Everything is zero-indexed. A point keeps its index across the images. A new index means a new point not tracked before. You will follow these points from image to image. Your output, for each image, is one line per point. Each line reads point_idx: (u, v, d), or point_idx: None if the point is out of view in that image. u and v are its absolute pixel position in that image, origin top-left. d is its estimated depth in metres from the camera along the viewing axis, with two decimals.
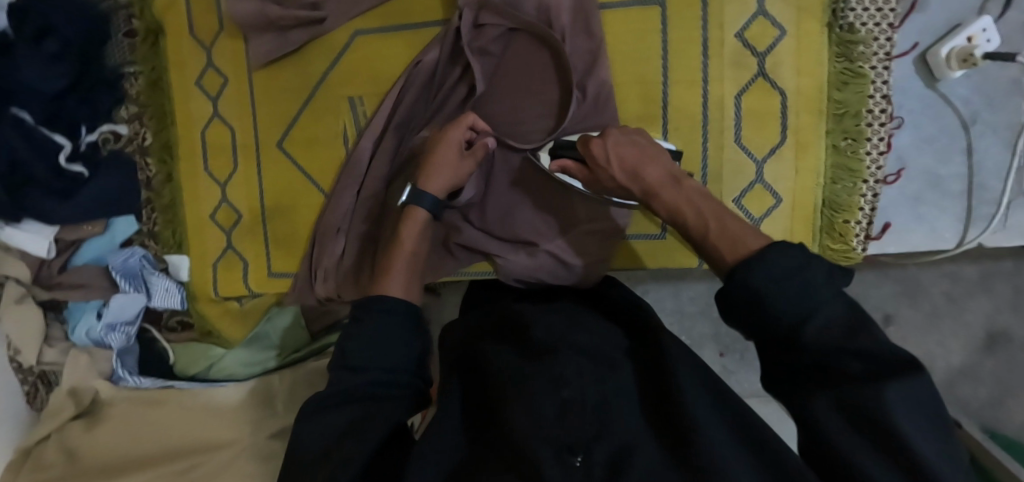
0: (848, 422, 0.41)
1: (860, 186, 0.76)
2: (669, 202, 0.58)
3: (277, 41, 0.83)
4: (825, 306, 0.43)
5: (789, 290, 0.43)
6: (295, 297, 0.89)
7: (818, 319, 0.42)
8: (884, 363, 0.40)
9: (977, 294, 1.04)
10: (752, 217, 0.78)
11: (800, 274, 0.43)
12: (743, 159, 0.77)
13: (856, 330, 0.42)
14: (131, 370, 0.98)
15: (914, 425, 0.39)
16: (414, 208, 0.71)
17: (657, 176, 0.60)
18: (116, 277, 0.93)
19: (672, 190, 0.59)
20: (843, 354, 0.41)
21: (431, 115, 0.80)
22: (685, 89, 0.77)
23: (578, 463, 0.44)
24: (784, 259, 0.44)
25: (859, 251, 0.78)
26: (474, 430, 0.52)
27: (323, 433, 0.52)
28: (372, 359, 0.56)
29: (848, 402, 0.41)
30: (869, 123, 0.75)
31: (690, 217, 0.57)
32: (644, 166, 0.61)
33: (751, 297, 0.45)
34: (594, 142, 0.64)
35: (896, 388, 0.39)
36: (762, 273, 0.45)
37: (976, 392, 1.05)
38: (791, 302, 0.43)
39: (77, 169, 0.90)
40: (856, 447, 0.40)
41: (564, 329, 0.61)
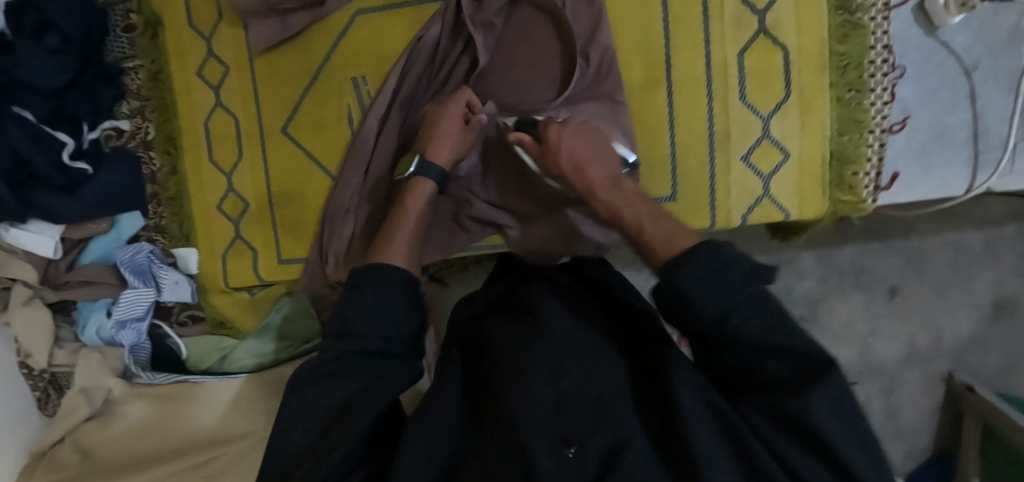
0: (772, 419, 0.48)
1: (866, 136, 0.77)
2: (609, 202, 0.64)
3: (277, 27, 0.83)
4: (742, 304, 0.50)
5: (710, 289, 0.50)
6: (307, 282, 0.89)
7: (741, 319, 0.50)
8: (805, 365, 0.47)
9: (982, 261, 1.22)
10: (761, 174, 0.78)
11: (725, 273, 0.51)
12: (749, 116, 0.77)
13: (778, 324, 0.49)
14: (143, 365, 0.96)
15: (838, 424, 0.45)
16: (418, 180, 0.72)
17: (598, 176, 0.65)
18: (126, 273, 0.92)
19: (610, 191, 0.64)
20: (763, 356, 0.49)
21: (437, 89, 0.81)
22: (687, 52, 0.77)
23: (572, 455, 0.48)
24: (712, 261, 0.51)
25: (870, 203, 0.79)
26: (468, 420, 0.55)
27: (311, 418, 0.52)
28: (373, 328, 0.55)
29: (777, 403, 0.47)
30: (871, 74, 0.75)
31: (627, 218, 0.62)
32: (589, 164, 0.66)
33: (680, 297, 0.52)
34: (553, 126, 0.68)
35: (817, 393, 0.45)
36: (692, 270, 0.51)
37: (985, 360, 1.24)
38: (713, 299, 0.50)
39: (81, 166, 0.90)
40: (787, 444, 0.47)
41: (560, 312, 0.63)
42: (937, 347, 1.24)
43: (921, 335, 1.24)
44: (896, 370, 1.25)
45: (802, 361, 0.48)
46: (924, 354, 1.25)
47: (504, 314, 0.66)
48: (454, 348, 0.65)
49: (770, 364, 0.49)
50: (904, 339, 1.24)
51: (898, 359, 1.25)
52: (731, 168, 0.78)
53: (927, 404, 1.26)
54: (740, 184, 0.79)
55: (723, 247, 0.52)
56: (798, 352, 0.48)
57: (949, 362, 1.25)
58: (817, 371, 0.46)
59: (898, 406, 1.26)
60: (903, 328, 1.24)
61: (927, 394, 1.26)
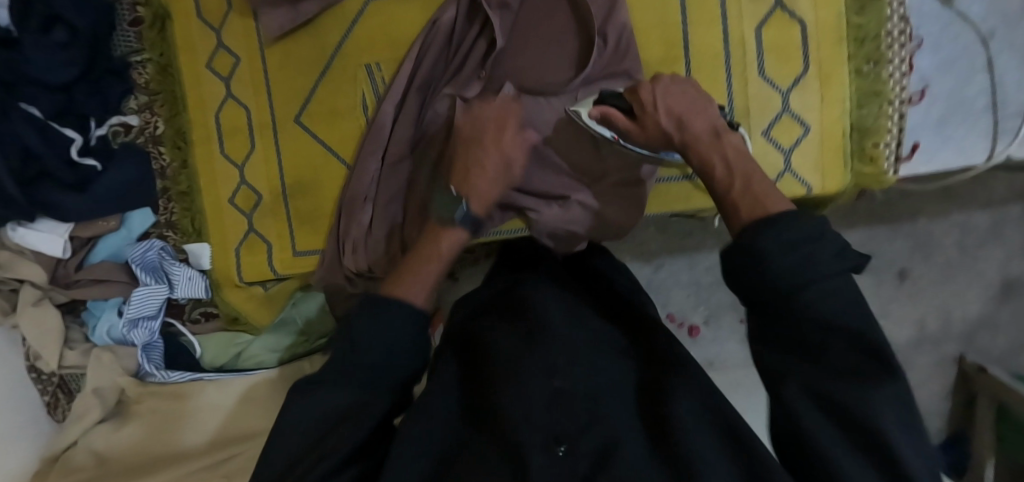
0: (822, 413, 0.43)
1: (886, 108, 0.77)
2: (706, 154, 0.58)
3: (289, 15, 0.81)
4: (822, 279, 0.44)
5: (793, 257, 0.44)
6: (323, 273, 0.87)
7: (819, 292, 0.44)
8: (870, 355, 0.42)
9: (989, 242, 1.22)
10: (782, 148, 0.78)
11: (814, 245, 0.45)
12: (768, 92, 0.77)
13: (857, 304, 0.43)
14: (158, 364, 0.93)
15: (898, 426, 0.41)
16: (449, 227, 0.65)
17: (701, 127, 0.59)
18: (136, 270, 0.91)
19: (713, 144, 0.58)
20: (830, 336, 0.43)
21: (452, 73, 0.81)
22: (705, 28, 0.77)
23: (562, 453, 0.49)
24: (795, 233, 0.45)
25: (891, 174, 0.79)
26: (464, 415, 0.56)
27: (309, 425, 0.47)
28: (379, 343, 0.49)
29: (825, 391, 0.43)
30: (889, 46, 0.76)
31: (719, 174, 0.57)
32: (690, 117, 0.60)
33: (754, 263, 0.46)
34: (644, 87, 0.63)
35: (880, 391, 0.41)
36: (771, 236, 0.46)
37: (994, 341, 1.25)
38: (789, 268, 0.44)
39: (91, 163, 0.88)
40: (826, 429, 0.42)
41: (561, 315, 0.66)
42: (947, 328, 1.24)
43: (931, 318, 1.24)
44: (906, 353, 1.25)
45: (875, 352, 0.42)
46: (934, 337, 1.25)
47: (502, 310, 0.69)
48: (448, 347, 0.66)
49: (837, 345, 0.43)
50: (915, 322, 1.24)
51: (908, 342, 1.25)
52: (752, 143, 0.78)
53: (939, 387, 1.26)
54: (762, 158, 0.78)
55: (813, 217, 0.47)
56: (869, 340, 0.42)
57: (959, 344, 1.25)
58: (885, 366, 0.41)
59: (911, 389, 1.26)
60: (913, 311, 1.24)
61: (939, 377, 1.26)
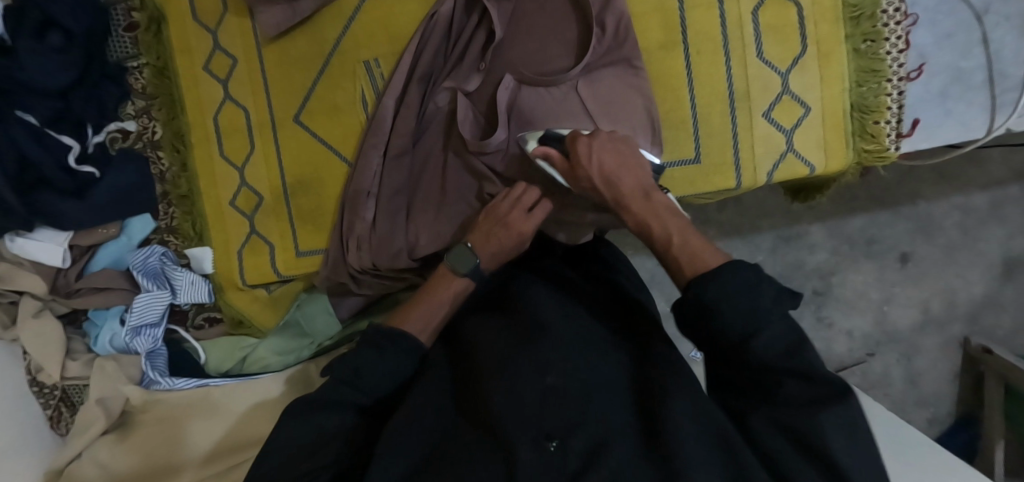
0: (784, 434, 0.48)
1: (885, 85, 0.78)
2: (637, 214, 0.60)
3: (287, 13, 0.81)
4: (769, 324, 0.48)
5: (741, 304, 0.48)
6: (328, 272, 0.87)
7: (766, 337, 0.48)
8: (822, 390, 0.46)
9: (990, 222, 1.22)
10: (784, 129, 0.79)
11: (756, 294, 0.48)
12: (768, 73, 0.78)
13: (796, 346, 0.47)
14: (162, 371, 0.93)
15: (849, 446, 0.45)
16: (455, 276, 0.70)
17: (630, 186, 0.61)
18: (139, 277, 0.90)
19: (641, 202, 0.60)
20: (783, 374, 0.48)
21: (452, 66, 0.81)
22: (702, 11, 0.77)
23: (553, 448, 0.52)
24: (742, 281, 0.48)
25: (893, 150, 0.80)
26: (460, 414, 0.59)
27: (299, 438, 0.55)
28: (377, 371, 0.59)
29: (787, 420, 0.47)
30: (885, 23, 0.76)
31: (654, 229, 0.59)
32: (621, 175, 0.61)
33: (701, 315, 0.50)
34: (581, 139, 0.63)
35: (829, 413, 0.45)
36: (717, 288, 0.49)
37: (999, 321, 1.25)
38: (739, 315, 0.48)
39: (88, 169, 0.88)
40: (782, 445, 0.48)
41: (551, 308, 0.65)
42: (951, 310, 1.24)
43: (936, 300, 1.24)
44: (912, 337, 1.25)
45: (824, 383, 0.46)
46: (939, 319, 1.25)
47: (493, 311, 0.70)
48: (442, 348, 0.68)
49: (791, 382, 0.47)
50: (919, 305, 1.24)
51: (913, 326, 1.25)
52: (753, 125, 0.79)
53: (947, 370, 1.26)
54: (763, 140, 0.79)
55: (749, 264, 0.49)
56: (815, 374, 0.47)
57: (964, 326, 1.25)
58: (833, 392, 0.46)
59: (919, 373, 1.26)
60: (917, 294, 1.24)
61: (946, 359, 1.26)
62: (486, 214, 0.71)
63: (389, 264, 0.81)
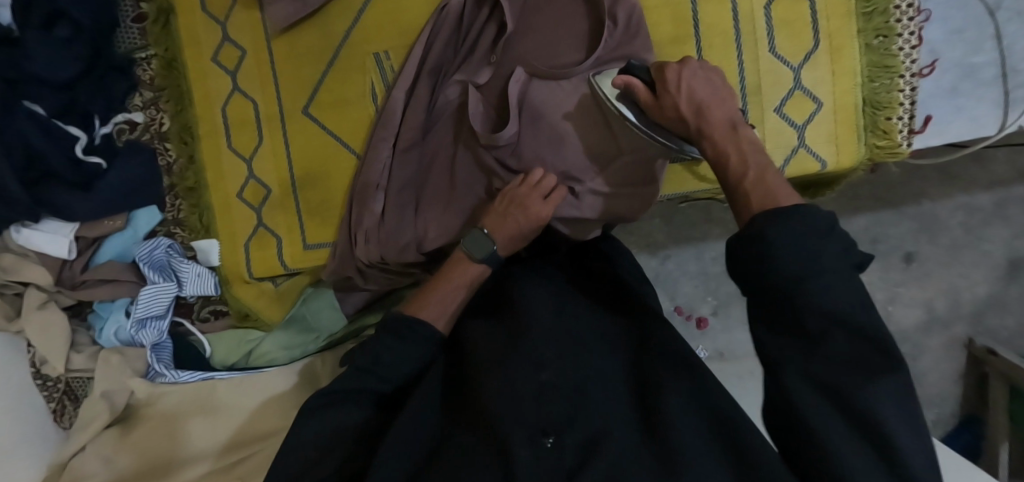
0: (830, 398, 0.42)
1: (897, 81, 0.77)
2: (722, 144, 0.53)
3: (296, 5, 0.81)
4: (825, 274, 0.43)
5: (802, 249, 0.43)
6: (336, 264, 0.86)
7: (824, 285, 0.42)
8: (871, 350, 0.42)
9: (994, 222, 1.22)
10: (795, 125, 0.79)
11: (819, 240, 0.43)
12: (780, 68, 0.78)
13: (858, 300, 0.42)
14: (167, 364, 0.92)
15: (901, 417, 0.40)
16: (471, 264, 0.70)
17: (721, 115, 0.55)
18: (144, 268, 0.90)
19: (727, 134, 0.54)
20: (829, 323, 0.42)
21: (463, 59, 0.81)
22: (714, 5, 0.77)
23: (550, 445, 0.51)
24: (798, 230, 0.43)
25: (905, 147, 0.79)
26: (449, 413, 0.58)
27: (314, 440, 0.54)
28: (390, 366, 0.59)
29: (832, 380, 0.42)
30: (897, 19, 0.76)
31: (732, 163, 0.52)
32: (711, 105, 0.55)
33: (760, 254, 0.44)
34: (670, 66, 0.58)
35: (879, 384, 0.41)
36: (780, 227, 0.44)
37: (1003, 321, 1.25)
38: (799, 257, 0.43)
39: (95, 160, 0.88)
40: (825, 417, 0.42)
41: (547, 304, 0.64)
42: (955, 310, 1.24)
43: (939, 300, 1.24)
44: (916, 337, 1.25)
45: (878, 344, 0.41)
46: (943, 318, 1.25)
47: (488, 310, 0.69)
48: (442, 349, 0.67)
49: (839, 338, 0.42)
50: (922, 305, 1.24)
51: (917, 325, 1.25)
52: (765, 120, 0.78)
53: (950, 370, 1.26)
54: (775, 135, 0.79)
55: (818, 209, 0.44)
56: (871, 331, 0.42)
57: (967, 327, 1.25)
58: (889, 360, 0.41)
59: (923, 372, 1.26)
60: (920, 293, 1.24)
61: (949, 360, 1.26)
62: (504, 197, 0.73)
63: (398, 258, 0.81)
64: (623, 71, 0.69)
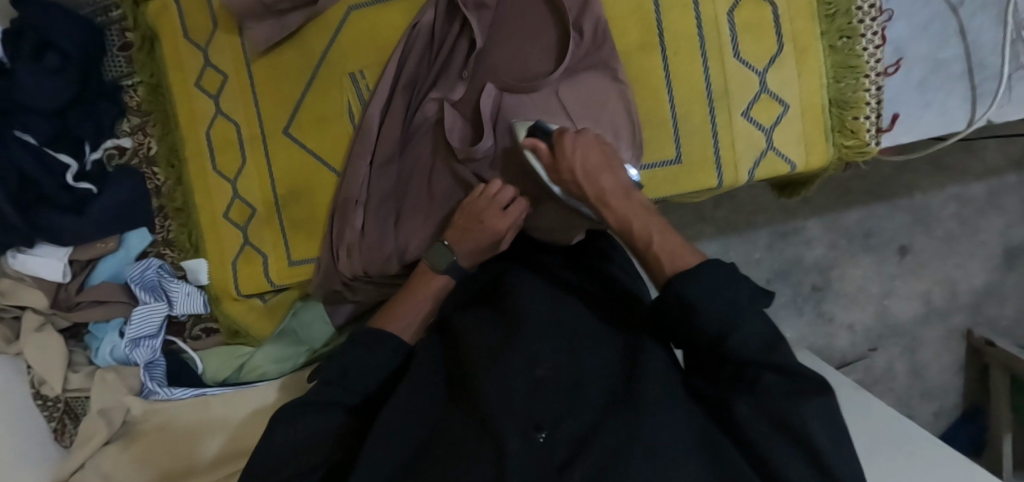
0: (771, 422, 0.50)
1: (863, 80, 0.78)
2: (618, 211, 0.62)
3: (274, 27, 0.84)
4: (743, 321, 0.51)
5: (715, 299, 0.51)
6: (321, 279, 0.88)
7: (744, 333, 0.50)
8: (800, 380, 0.49)
9: (988, 212, 1.22)
10: (763, 127, 0.80)
11: (732, 290, 0.51)
12: (745, 72, 0.79)
13: (770, 345, 0.50)
14: (160, 381, 0.95)
15: (829, 437, 0.48)
16: (432, 275, 0.73)
17: (609, 186, 0.63)
18: (136, 290, 0.93)
19: (621, 200, 0.62)
20: (760, 369, 0.50)
21: (436, 75, 0.83)
22: (679, 13, 0.78)
23: (542, 439, 0.53)
24: (712, 278, 0.52)
25: (873, 145, 0.80)
26: (449, 403, 0.60)
27: (291, 442, 0.58)
28: (361, 371, 0.62)
29: (778, 413, 0.49)
30: (860, 19, 0.77)
31: (636, 229, 0.61)
32: (601, 173, 0.63)
33: (686, 306, 0.53)
34: (568, 135, 0.65)
35: (809, 407, 0.48)
36: (697, 285, 0.52)
37: (1002, 310, 1.25)
38: (713, 313, 0.51)
39: (86, 186, 0.91)
40: (771, 437, 0.49)
41: (541, 299, 0.65)
42: (953, 301, 1.24)
43: (937, 291, 1.24)
44: (914, 329, 1.25)
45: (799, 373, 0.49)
46: (941, 310, 1.24)
47: (483, 304, 0.70)
48: (431, 335, 0.69)
49: (769, 377, 0.50)
50: (920, 297, 1.24)
51: (916, 318, 1.25)
52: (733, 124, 0.80)
53: (949, 361, 1.26)
54: (743, 138, 0.80)
55: (725, 263, 0.53)
56: (793, 370, 0.49)
57: (966, 318, 1.25)
58: (817, 386, 0.48)
59: (923, 365, 1.25)
60: (918, 286, 1.24)
61: (949, 352, 1.26)
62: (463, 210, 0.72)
63: (380, 270, 0.83)
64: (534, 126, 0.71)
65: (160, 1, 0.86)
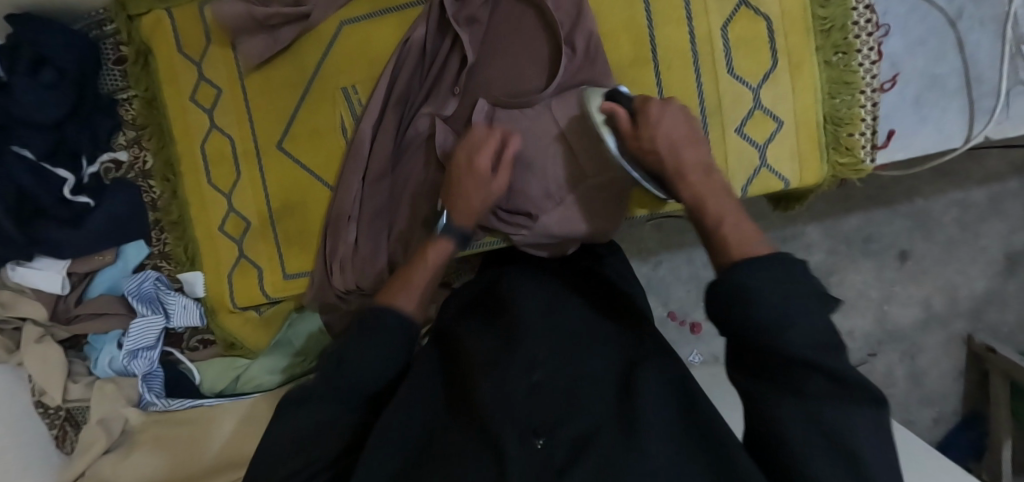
0: (813, 430, 0.45)
1: (858, 97, 0.78)
2: (694, 185, 0.62)
3: (267, 42, 0.84)
4: (797, 323, 0.45)
5: (774, 293, 0.47)
6: (313, 295, 0.89)
7: (796, 333, 0.45)
8: (848, 385, 0.44)
9: (990, 218, 1.21)
10: (756, 144, 0.79)
11: (791, 287, 0.47)
12: (739, 88, 0.78)
13: (827, 346, 0.45)
14: (158, 393, 0.96)
15: (874, 449, 0.43)
16: (436, 239, 0.68)
17: (690, 159, 0.64)
18: (134, 302, 0.93)
19: (698, 175, 0.63)
20: (806, 370, 0.45)
21: (428, 91, 0.83)
22: (672, 26, 0.78)
23: (540, 445, 0.51)
24: (768, 274, 0.48)
25: (868, 163, 0.80)
26: (450, 405, 0.59)
27: (289, 436, 0.52)
28: (367, 360, 0.54)
29: (822, 418, 0.45)
30: (856, 34, 0.76)
31: (709, 209, 0.60)
32: (685, 145, 0.65)
33: (740, 300, 0.48)
34: (656, 103, 0.68)
35: (857, 414, 0.44)
36: (756, 277, 0.48)
37: (1004, 316, 1.24)
38: (768, 309, 0.46)
39: (83, 199, 0.92)
40: (810, 446, 0.45)
41: (540, 308, 0.66)
42: (953, 306, 1.23)
43: (937, 297, 1.23)
44: (914, 335, 1.24)
45: (847, 382, 0.44)
46: (941, 315, 1.24)
47: (478, 311, 0.71)
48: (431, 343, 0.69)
49: (812, 380, 0.45)
50: (920, 303, 1.23)
51: (915, 323, 1.24)
52: (727, 140, 0.79)
53: (949, 367, 1.25)
54: (736, 154, 0.79)
55: (794, 261, 0.49)
56: (845, 376, 0.44)
57: (967, 324, 1.24)
58: (869, 395, 0.44)
59: (922, 370, 1.25)
60: (917, 291, 1.23)
61: (949, 357, 1.25)
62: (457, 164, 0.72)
63: (373, 284, 0.83)
64: (609, 96, 0.74)
65: (154, 15, 0.86)
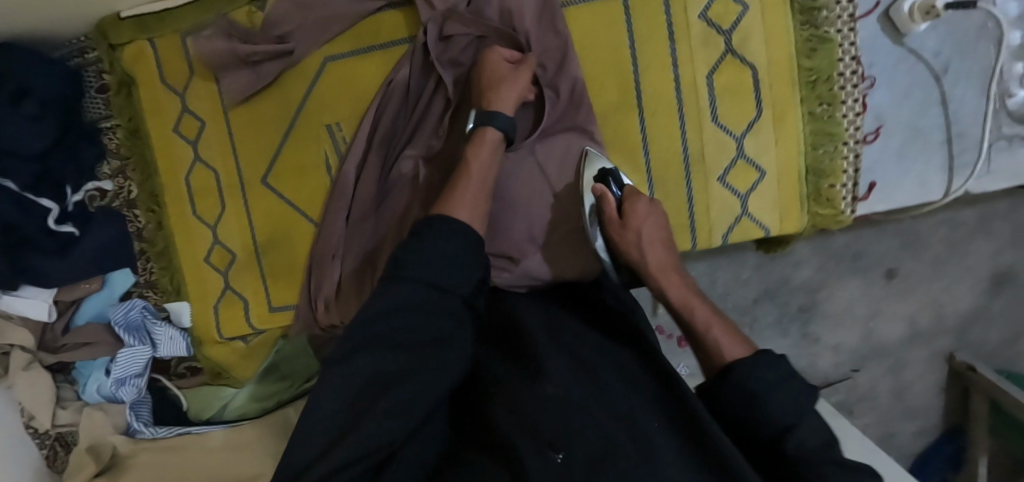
0: None
1: (840, 148, 0.80)
2: (666, 288, 0.69)
3: (250, 77, 0.83)
4: (803, 421, 0.50)
5: (779, 397, 0.52)
6: (300, 327, 0.91)
7: (804, 434, 0.49)
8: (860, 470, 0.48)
9: (978, 236, 1.20)
10: (738, 194, 0.81)
11: (789, 384, 0.53)
12: (723, 138, 0.79)
13: (831, 442, 0.50)
14: (145, 420, 0.98)
15: None
16: (486, 129, 0.71)
17: (663, 260, 0.71)
18: (120, 331, 0.94)
19: (673, 278, 0.70)
20: (826, 463, 0.47)
21: (413, 130, 0.82)
22: (656, 73, 0.78)
23: (559, 459, 0.48)
24: (769, 376, 0.53)
25: (847, 213, 0.82)
26: (457, 436, 0.56)
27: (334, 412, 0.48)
28: (417, 309, 0.54)
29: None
30: (841, 87, 0.77)
31: (695, 314, 0.65)
32: (661, 244, 0.72)
33: (747, 399, 0.53)
34: (643, 200, 0.74)
35: None
36: (763, 379, 0.53)
37: (987, 333, 1.26)
38: (782, 409, 0.51)
39: (69, 229, 0.91)
40: None
41: (556, 333, 0.66)
42: (938, 323, 1.24)
43: (923, 314, 1.23)
44: (900, 351, 1.25)
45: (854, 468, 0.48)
46: (925, 332, 1.24)
47: (496, 335, 0.68)
48: None
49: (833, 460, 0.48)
50: (906, 319, 1.23)
51: (901, 341, 1.24)
52: (709, 189, 0.80)
53: (933, 382, 1.27)
54: (718, 203, 0.81)
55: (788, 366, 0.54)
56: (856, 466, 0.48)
57: (952, 341, 1.25)
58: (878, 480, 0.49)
59: (906, 385, 1.26)
60: (903, 308, 1.23)
61: (933, 371, 1.26)
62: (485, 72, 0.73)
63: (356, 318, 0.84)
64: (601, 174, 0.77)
65: (136, 45, 0.85)
